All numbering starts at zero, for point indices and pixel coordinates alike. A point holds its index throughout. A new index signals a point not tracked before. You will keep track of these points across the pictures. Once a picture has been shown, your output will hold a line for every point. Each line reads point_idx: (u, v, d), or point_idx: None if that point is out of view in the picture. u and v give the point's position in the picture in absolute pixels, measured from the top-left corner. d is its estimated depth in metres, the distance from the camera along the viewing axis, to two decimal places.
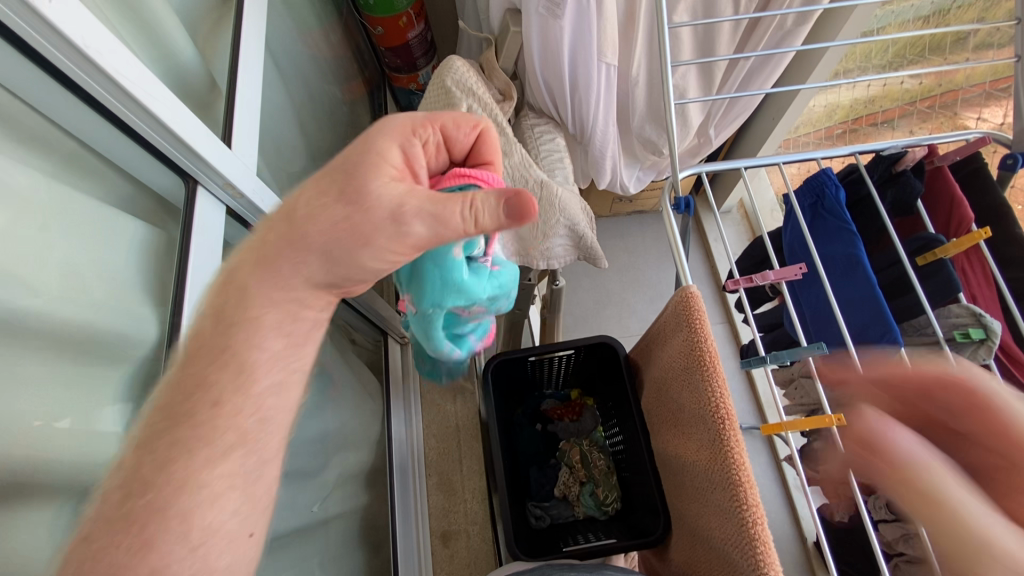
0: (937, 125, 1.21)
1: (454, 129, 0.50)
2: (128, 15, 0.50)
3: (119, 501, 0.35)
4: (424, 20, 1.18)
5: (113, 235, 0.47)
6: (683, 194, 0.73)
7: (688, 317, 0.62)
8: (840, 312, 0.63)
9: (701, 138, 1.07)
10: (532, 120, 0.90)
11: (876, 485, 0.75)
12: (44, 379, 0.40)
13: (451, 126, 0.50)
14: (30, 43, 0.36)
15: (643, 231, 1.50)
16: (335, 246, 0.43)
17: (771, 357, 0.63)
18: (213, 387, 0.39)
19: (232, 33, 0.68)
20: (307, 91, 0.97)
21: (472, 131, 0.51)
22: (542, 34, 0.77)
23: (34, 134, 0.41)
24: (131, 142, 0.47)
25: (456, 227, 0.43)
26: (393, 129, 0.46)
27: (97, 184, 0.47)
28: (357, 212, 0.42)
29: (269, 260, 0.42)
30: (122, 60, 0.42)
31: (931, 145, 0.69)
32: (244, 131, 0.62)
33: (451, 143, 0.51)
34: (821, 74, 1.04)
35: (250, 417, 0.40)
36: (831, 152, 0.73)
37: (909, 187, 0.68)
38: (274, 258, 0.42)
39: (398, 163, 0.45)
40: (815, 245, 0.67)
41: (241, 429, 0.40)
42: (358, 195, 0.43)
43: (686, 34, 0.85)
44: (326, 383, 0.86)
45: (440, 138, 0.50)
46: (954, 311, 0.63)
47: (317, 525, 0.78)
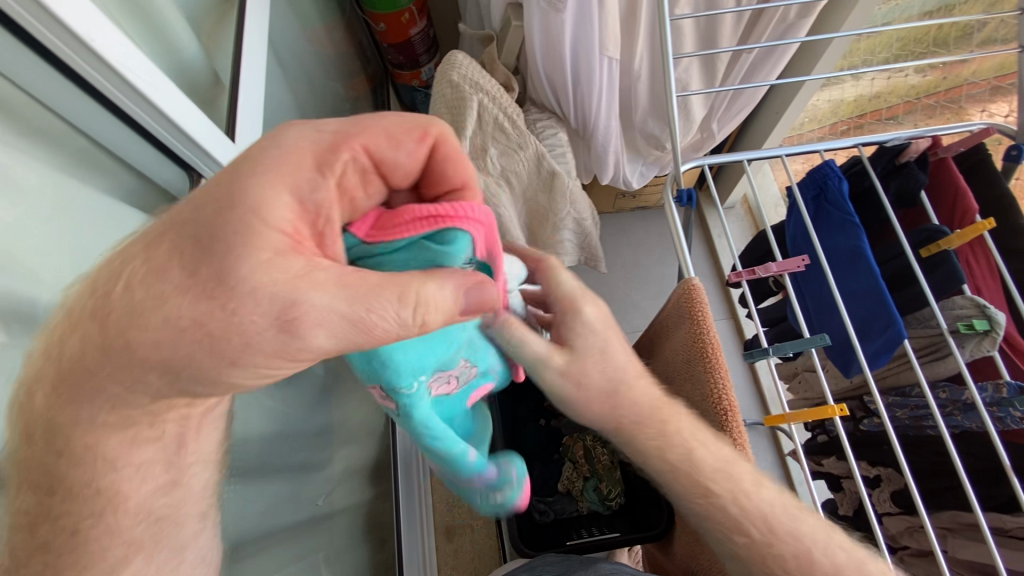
0: (944, 120, 1.20)
1: (383, 145, 0.33)
2: (132, 9, 0.51)
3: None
4: (426, 17, 1.18)
5: (117, 225, 0.48)
6: (686, 187, 0.74)
7: (691, 309, 0.62)
8: (843, 305, 0.63)
9: (704, 132, 1.07)
10: (534, 115, 0.91)
11: (880, 478, 0.74)
12: None
13: (377, 145, 0.33)
14: (34, 35, 0.37)
15: (647, 227, 1.50)
16: (193, 362, 0.30)
17: (773, 348, 0.63)
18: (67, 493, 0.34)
19: (235, 28, 0.69)
20: (310, 87, 0.98)
21: (418, 141, 0.34)
22: (544, 28, 0.77)
23: (42, 127, 0.42)
24: (133, 135, 0.48)
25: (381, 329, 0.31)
26: (270, 168, 0.30)
27: (102, 177, 0.48)
28: (220, 309, 0.28)
29: (78, 385, 0.31)
30: (123, 51, 0.42)
31: (935, 136, 0.68)
32: (246, 125, 0.62)
33: (386, 166, 0.34)
34: (826, 66, 1.04)
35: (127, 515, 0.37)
36: (835, 144, 0.72)
37: (914, 178, 0.67)
38: (80, 384, 0.31)
39: (290, 218, 0.30)
40: (818, 238, 0.67)
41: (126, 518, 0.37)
42: (225, 285, 0.28)
43: (688, 26, 0.85)
44: (329, 377, 0.86)
45: (364, 162, 0.33)
46: (958, 302, 0.62)
47: (322, 519, 0.79)
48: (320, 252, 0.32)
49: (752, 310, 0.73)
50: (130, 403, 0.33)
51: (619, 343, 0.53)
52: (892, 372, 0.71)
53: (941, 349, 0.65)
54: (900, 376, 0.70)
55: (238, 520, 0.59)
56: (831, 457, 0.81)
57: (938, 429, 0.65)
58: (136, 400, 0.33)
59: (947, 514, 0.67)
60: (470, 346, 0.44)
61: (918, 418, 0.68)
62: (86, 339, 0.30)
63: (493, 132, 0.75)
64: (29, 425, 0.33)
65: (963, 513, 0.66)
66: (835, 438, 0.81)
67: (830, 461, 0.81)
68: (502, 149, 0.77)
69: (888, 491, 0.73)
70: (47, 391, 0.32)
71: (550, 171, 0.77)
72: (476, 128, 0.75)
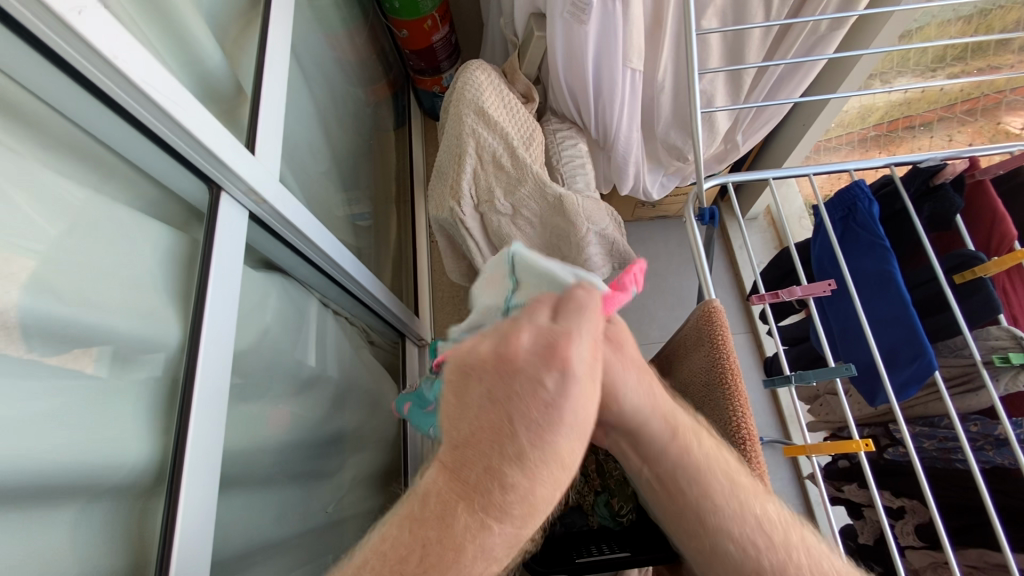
0: (977, 129, 1.19)
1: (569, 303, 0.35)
2: (152, 20, 0.51)
3: (400, 546, 0.30)
4: (449, 24, 1.18)
5: (131, 235, 0.48)
6: (708, 205, 0.71)
7: (711, 333, 0.58)
8: (871, 331, 0.60)
9: (728, 144, 1.05)
10: (554, 125, 0.90)
11: (905, 509, 0.72)
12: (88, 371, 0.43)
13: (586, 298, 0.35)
14: (56, 52, 0.37)
15: (666, 236, 1.48)
16: (513, 448, 0.30)
17: (795, 376, 0.61)
18: (454, 529, 0.30)
19: (260, 36, 0.69)
20: (331, 92, 0.98)
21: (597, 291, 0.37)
22: (567, 40, 0.76)
23: (55, 134, 0.42)
24: (150, 143, 0.47)
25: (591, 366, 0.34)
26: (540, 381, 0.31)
27: (120, 187, 0.48)
28: (550, 431, 0.31)
29: (532, 458, 0.30)
30: (140, 60, 0.41)
31: (972, 158, 0.66)
32: (267, 135, 0.62)
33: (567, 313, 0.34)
34: (855, 82, 1.01)
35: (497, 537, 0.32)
36: (865, 164, 0.70)
37: (948, 201, 0.64)
38: (537, 469, 0.30)
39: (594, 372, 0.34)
40: (844, 260, 0.65)
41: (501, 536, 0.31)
42: (553, 444, 0.31)
43: (715, 41, 0.83)
44: (344, 383, 0.86)
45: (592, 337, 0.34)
46: (993, 332, 0.60)
47: (334, 524, 0.79)
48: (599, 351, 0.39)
49: (774, 330, 0.70)
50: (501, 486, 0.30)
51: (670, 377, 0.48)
52: (919, 401, 0.69)
53: (972, 381, 0.63)
54: (927, 406, 0.68)
55: (247, 527, 0.59)
56: (853, 484, 0.78)
57: (967, 463, 0.63)
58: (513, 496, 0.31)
59: (975, 552, 0.64)
60: None
61: (946, 450, 0.66)
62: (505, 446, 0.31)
63: (493, 170, 0.73)
64: (467, 461, 0.31)
65: (992, 552, 0.63)
66: (857, 465, 0.78)
67: (852, 488, 0.78)
68: (506, 188, 0.74)
69: (912, 523, 0.71)
70: (477, 466, 0.31)
71: (557, 196, 0.72)
72: (476, 167, 0.73)
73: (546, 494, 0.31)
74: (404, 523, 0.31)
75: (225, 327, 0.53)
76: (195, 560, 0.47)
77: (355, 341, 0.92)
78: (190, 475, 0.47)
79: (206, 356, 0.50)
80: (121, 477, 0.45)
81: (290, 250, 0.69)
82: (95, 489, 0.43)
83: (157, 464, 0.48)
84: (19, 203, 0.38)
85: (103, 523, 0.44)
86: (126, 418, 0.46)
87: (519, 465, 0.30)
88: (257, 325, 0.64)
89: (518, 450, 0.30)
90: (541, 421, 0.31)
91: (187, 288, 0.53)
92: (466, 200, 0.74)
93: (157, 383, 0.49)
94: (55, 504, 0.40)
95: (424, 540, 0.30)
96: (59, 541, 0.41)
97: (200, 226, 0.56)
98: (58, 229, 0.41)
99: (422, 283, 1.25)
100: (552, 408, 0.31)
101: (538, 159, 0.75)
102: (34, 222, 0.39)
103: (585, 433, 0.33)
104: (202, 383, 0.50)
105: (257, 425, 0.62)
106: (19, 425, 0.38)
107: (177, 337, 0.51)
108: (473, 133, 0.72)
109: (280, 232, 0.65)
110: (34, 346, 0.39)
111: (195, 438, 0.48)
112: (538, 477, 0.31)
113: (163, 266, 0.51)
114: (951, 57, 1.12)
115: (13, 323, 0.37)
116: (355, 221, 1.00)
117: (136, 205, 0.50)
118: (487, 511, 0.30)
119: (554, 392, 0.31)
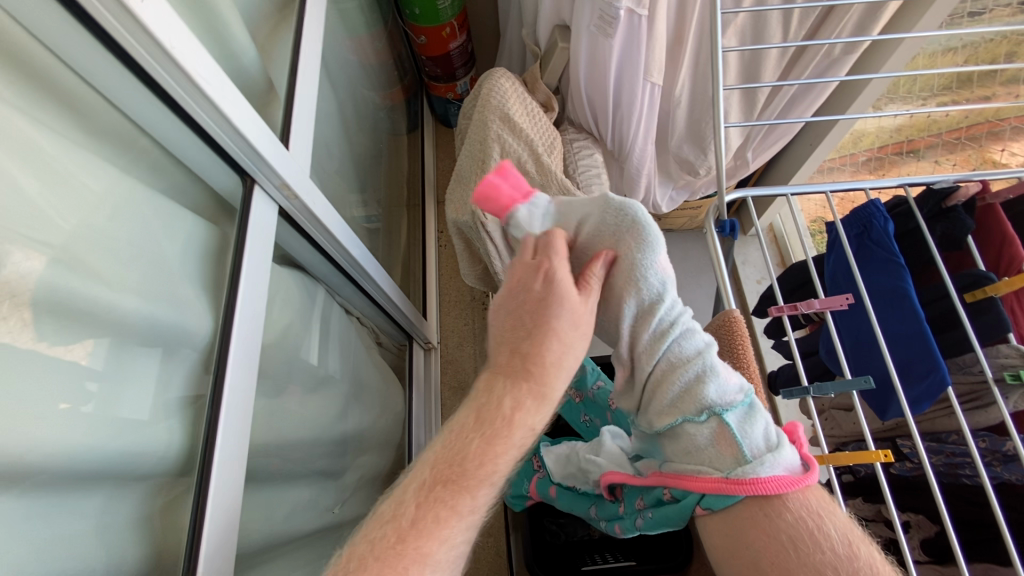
0: (965, 155, 1.22)
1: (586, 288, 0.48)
2: (196, 12, 0.52)
3: (471, 424, 0.44)
4: (466, 33, 1.20)
5: (160, 221, 0.48)
6: (727, 218, 0.73)
7: (729, 340, 0.59)
8: (886, 345, 0.62)
9: (738, 160, 1.07)
10: (572, 135, 0.91)
11: (910, 523, 0.73)
12: (86, 361, 0.41)
13: (788, 516, 0.41)
14: (111, 34, 0.38)
15: (670, 250, 1.50)
16: (541, 347, 0.45)
17: (813, 387, 0.62)
18: (506, 415, 0.43)
19: (291, 37, 0.70)
20: (351, 93, 0.99)
21: (790, 475, 0.42)
22: (591, 50, 0.78)
23: (95, 117, 0.43)
24: (190, 133, 0.48)
25: (760, 513, 0.42)
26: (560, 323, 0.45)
27: (151, 173, 0.48)
28: (558, 347, 0.45)
29: (540, 376, 0.45)
30: (192, 51, 0.43)
31: (983, 181, 0.68)
32: (298, 134, 0.63)
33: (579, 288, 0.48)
34: (862, 106, 1.04)
35: (526, 426, 0.45)
36: (880, 183, 0.72)
37: (961, 223, 0.67)
38: (540, 375, 0.45)
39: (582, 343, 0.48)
40: (860, 276, 0.66)
41: (504, 449, 0.43)
42: (559, 359, 0.46)
43: (733, 59, 0.86)
44: (354, 384, 0.85)
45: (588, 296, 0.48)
46: (1002, 351, 0.62)
47: (333, 527, 0.78)
48: (786, 483, 0.42)
49: (789, 342, 0.71)
50: (521, 401, 0.44)
51: (824, 505, 0.42)
52: (927, 417, 0.72)
53: (982, 398, 0.66)
54: (937, 422, 0.71)
55: (252, 524, 0.58)
56: (858, 497, 0.79)
57: (977, 477, 0.66)
58: (521, 403, 0.44)
59: (980, 566, 0.66)
60: (597, 499, 0.66)
61: (954, 466, 0.68)
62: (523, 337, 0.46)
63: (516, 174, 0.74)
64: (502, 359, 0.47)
65: (998, 567, 0.64)
66: (863, 479, 0.80)
67: (858, 502, 0.79)
68: None
69: (918, 537, 0.72)
70: (519, 348, 0.46)
71: None
72: None
73: (549, 386, 0.45)
74: (476, 418, 0.44)
75: (254, 319, 0.53)
76: (217, 556, 0.47)
77: (366, 341, 0.92)
78: (216, 468, 0.47)
79: (236, 348, 0.51)
80: (140, 467, 0.45)
81: (310, 246, 0.69)
82: (110, 480, 0.43)
83: (174, 457, 0.48)
84: (33, 195, 0.37)
85: (115, 518, 0.43)
86: (147, 408, 0.45)
87: (528, 349, 0.45)
88: (275, 320, 0.64)
89: (551, 356, 0.45)
90: (544, 332, 0.45)
91: (215, 281, 0.53)
92: None
93: (181, 374, 0.49)
94: (71, 492, 0.40)
95: (480, 421, 0.44)
96: (77, 531, 0.40)
97: (230, 221, 0.56)
98: (81, 219, 0.40)
99: (429, 288, 1.26)
100: (548, 313, 0.45)
101: (561, 168, 0.77)
102: (48, 215, 0.38)
103: (569, 345, 0.46)
104: (230, 376, 0.50)
105: (273, 423, 0.62)
106: (43, 414, 0.37)
107: (203, 328, 0.51)
108: (500, 136, 0.73)
109: (305, 229, 0.66)
110: (44, 335, 0.38)
111: (222, 431, 0.48)
112: (545, 394, 0.45)
113: (192, 258, 0.51)
114: (954, 84, 1.15)
115: (25, 309, 0.36)
116: (367, 222, 1.01)
117: (166, 194, 0.50)
118: (515, 377, 0.45)
119: (540, 318, 0.46)
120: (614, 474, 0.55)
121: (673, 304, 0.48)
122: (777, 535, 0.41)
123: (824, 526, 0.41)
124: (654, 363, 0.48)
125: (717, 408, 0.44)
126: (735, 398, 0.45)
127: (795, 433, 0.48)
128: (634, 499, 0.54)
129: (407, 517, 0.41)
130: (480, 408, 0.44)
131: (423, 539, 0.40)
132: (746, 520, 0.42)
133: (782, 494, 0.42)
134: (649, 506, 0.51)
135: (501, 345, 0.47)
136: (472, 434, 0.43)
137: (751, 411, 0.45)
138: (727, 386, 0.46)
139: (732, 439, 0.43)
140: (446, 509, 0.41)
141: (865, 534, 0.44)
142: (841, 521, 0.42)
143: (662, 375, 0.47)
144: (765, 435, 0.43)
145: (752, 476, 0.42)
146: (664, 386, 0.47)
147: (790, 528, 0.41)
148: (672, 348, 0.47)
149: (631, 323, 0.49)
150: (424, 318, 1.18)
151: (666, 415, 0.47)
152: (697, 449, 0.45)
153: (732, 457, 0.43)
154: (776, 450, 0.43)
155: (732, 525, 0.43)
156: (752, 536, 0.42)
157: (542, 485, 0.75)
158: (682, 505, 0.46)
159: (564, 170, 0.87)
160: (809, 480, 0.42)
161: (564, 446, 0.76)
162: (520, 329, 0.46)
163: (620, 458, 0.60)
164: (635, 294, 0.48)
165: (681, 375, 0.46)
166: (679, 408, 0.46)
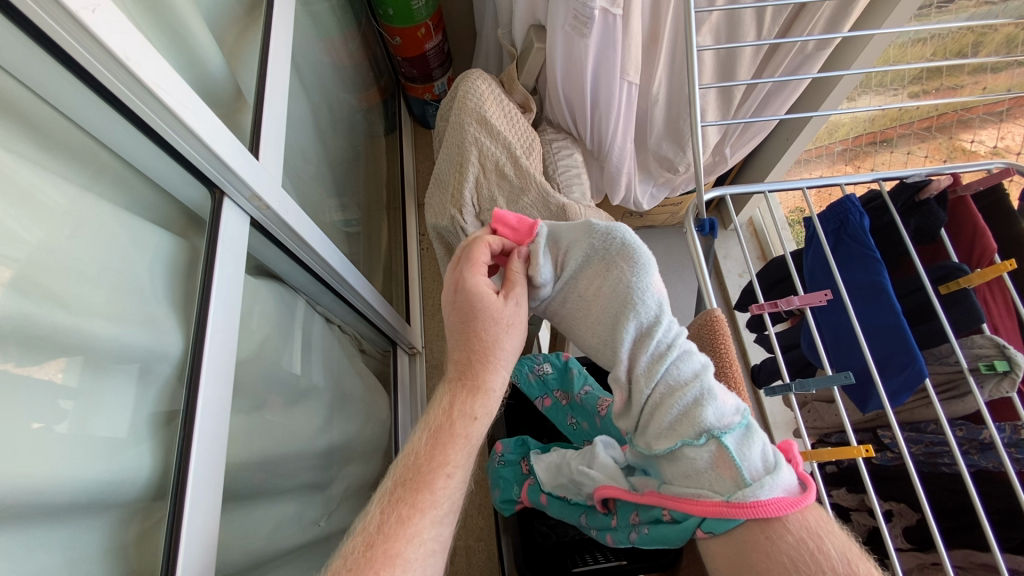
0: (935, 145, 1.24)
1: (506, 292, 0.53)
2: (156, 18, 0.50)
3: (427, 436, 0.49)
4: (442, 32, 1.18)
5: (127, 237, 0.46)
6: (706, 217, 0.73)
7: (712, 339, 0.59)
8: (865, 340, 0.63)
9: (716, 157, 1.07)
10: (551, 136, 0.91)
11: (892, 512, 0.74)
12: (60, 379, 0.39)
13: (790, 538, 0.42)
14: (65, 49, 0.36)
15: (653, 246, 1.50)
16: (481, 351, 0.52)
17: (795, 384, 0.62)
18: (456, 422, 0.49)
19: (260, 40, 0.69)
20: (325, 97, 0.97)
21: (791, 497, 0.43)
22: (567, 51, 0.78)
23: (53, 132, 0.41)
24: (155, 147, 0.47)
25: (762, 535, 0.42)
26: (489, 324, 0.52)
27: (114, 188, 0.47)
28: (496, 348, 0.52)
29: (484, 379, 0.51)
30: (153, 66, 0.41)
31: (954, 174, 0.70)
32: (270, 141, 0.62)
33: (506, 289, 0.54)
34: (836, 100, 1.05)
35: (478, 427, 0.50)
36: (854, 178, 0.73)
37: (933, 216, 0.68)
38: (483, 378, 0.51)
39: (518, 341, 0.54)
40: (838, 271, 0.67)
41: (459, 454, 0.49)
42: (497, 354, 0.52)
43: (708, 58, 0.86)
44: (337, 394, 0.84)
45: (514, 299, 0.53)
46: (977, 341, 0.64)
47: (321, 540, 0.76)
48: (788, 503, 0.43)
49: (771, 338, 0.70)
50: (469, 404, 0.50)
51: (823, 525, 0.43)
52: (907, 408, 0.73)
53: (957, 387, 0.68)
54: (915, 412, 0.72)
55: (235, 543, 0.57)
56: (842, 489, 0.80)
57: (955, 466, 0.67)
58: (470, 406, 0.50)
59: (961, 552, 0.67)
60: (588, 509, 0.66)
61: (933, 454, 0.69)
62: (466, 345, 0.53)
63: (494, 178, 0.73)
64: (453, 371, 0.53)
65: (978, 553, 0.66)
66: (846, 471, 0.81)
67: (841, 493, 0.80)
68: (508, 196, 0.74)
69: (900, 526, 0.73)
70: (466, 360, 0.52)
71: (557, 206, 0.72)
72: (479, 174, 0.74)
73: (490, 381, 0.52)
74: (431, 426, 0.49)
75: (229, 334, 0.52)
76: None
77: (347, 349, 0.91)
78: (192, 490, 0.46)
79: (211, 365, 0.49)
80: (115, 490, 0.43)
81: (286, 255, 0.68)
82: (84, 505, 0.41)
83: (149, 479, 0.46)
84: None
85: (89, 544, 0.42)
86: (122, 427, 0.44)
87: (472, 356, 0.52)
88: (252, 333, 0.62)
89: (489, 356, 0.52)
90: (480, 334, 0.52)
91: (187, 297, 0.52)
92: (468, 208, 0.73)
93: (156, 393, 0.47)
94: (43, 519, 0.38)
95: (435, 430, 0.49)
96: (49, 560, 0.38)
97: (200, 233, 0.55)
98: (44, 236, 0.39)
99: (412, 292, 1.24)
100: (480, 319, 0.52)
101: (538, 169, 0.76)
102: (12, 231, 0.36)
103: (503, 342, 0.53)
104: (205, 396, 0.48)
105: (255, 438, 0.61)
106: (12, 439, 0.36)
107: (176, 345, 0.49)
108: (477, 139, 0.73)
109: (280, 239, 0.64)
110: (10, 355, 0.36)
111: (201, 450, 0.47)
112: (491, 396, 0.51)
113: (162, 273, 0.50)
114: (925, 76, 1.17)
115: None
116: (347, 227, 0.99)
117: (132, 209, 0.48)
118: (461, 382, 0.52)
119: (474, 320, 0.52)
120: (613, 488, 0.55)
121: (671, 325, 0.50)
122: (781, 557, 0.41)
123: (824, 546, 0.42)
124: (653, 387, 0.48)
125: (716, 432, 0.45)
126: (732, 419, 0.45)
127: (791, 450, 0.48)
128: (628, 513, 0.54)
129: (373, 526, 0.43)
130: (436, 420, 0.50)
131: (389, 543, 0.42)
132: (748, 542, 0.43)
133: (782, 516, 0.42)
134: (644, 522, 0.51)
135: (450, 363, 0.54)
136: (426, 442, 0.48)
137: (749, 432, 0.45)
138: (724, 407, 0.46)
139: (732, 462, 0.43)
140: (408, 509, 0.44)
141: (862, 550, 0.45)
142: (839, 538, 0.43)
143: (661, 399, 0.47)
144: (763, 456, 0.44)
145: (752, 499, 0.42)
146: (662, 410, 0.47)
147: (794, 551, 0.41)
148: (670, 369, 0.48)
149: (631, 344, 0.50)
150: (407, 323, 1.17)
151: (665, 440, 0.47)
152: (697, 473, 0.45)
153: (730, 480, 0.43)
154: (776, 472, 0.43)
155: (733, 547, 0.44)
156: (754, 559, 0.42)
157: (531, 493, 0.74)
158: (682, 527, 0.46)
159: (544, 174, 0.86)
160: (809, 500, 0.43)
161: (553, 453, 0.75)
162: (459, 341, 0.53)
163: (613, 471, 0.59)
164: (632, 312, 0.50)
165: (679, 399, 0.46)
166: (678, 432, 0.46)
